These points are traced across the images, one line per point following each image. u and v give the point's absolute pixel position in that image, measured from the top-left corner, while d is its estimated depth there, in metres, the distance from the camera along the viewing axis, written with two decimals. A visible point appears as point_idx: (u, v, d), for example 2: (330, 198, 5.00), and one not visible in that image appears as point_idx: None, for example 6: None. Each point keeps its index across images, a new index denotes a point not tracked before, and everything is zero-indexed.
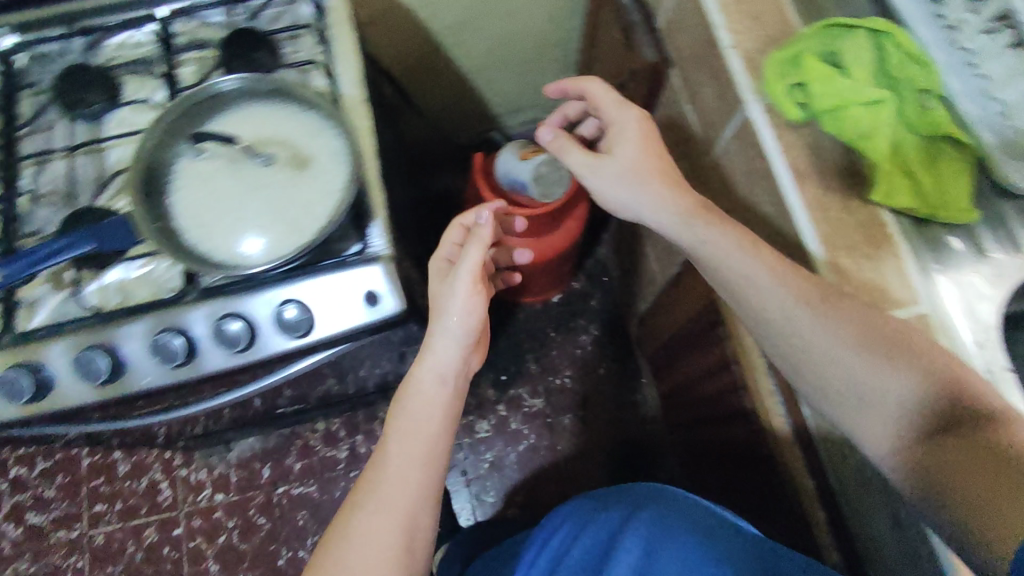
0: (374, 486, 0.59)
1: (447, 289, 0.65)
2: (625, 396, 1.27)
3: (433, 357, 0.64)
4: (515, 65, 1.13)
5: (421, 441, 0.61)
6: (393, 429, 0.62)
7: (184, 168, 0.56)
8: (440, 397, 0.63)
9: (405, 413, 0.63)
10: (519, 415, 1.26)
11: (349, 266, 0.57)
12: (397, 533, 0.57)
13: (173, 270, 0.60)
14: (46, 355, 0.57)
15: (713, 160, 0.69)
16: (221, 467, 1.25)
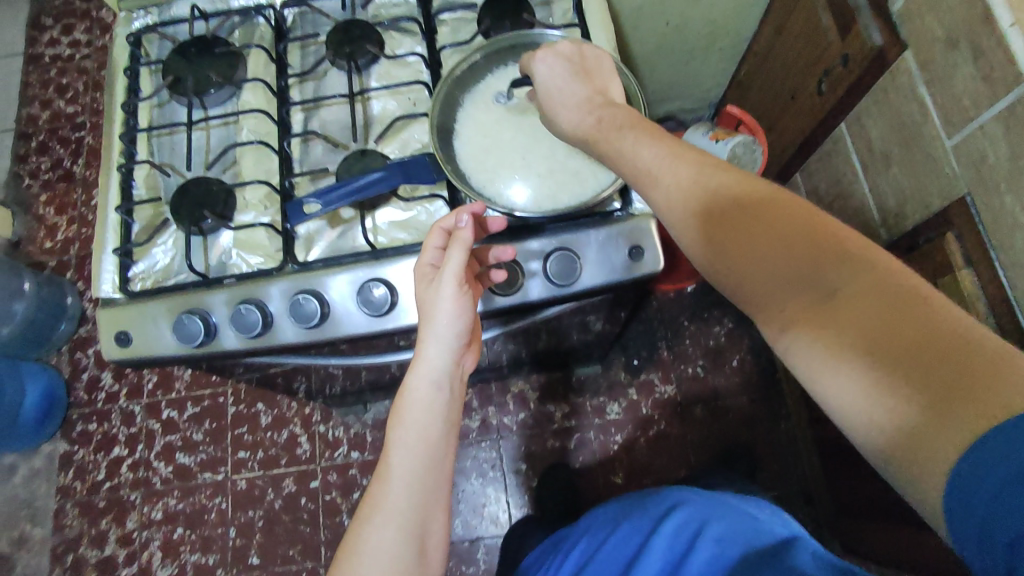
0: (377, 496, 0.54)
1: (433, 290, 0.55)
2: (759, 390, 1.25)
3: (433, 362, 0.55)
4: (683, 52, 1.13)
5: (422, 449, 0.55)
6: (395, 437, 0.55)
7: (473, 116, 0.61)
8: (438, 405, 0.56)
9: (401, 418, 0.55)
10: (649, 401, 1.27)
11: (616, 220, 0.60)
12: (407, 541, 0.53)
13: (441, 213, 0.63)
14: (321, 282, 0.61)
15: (956, 144, 0.67)
16: (357, 426, 1.31)
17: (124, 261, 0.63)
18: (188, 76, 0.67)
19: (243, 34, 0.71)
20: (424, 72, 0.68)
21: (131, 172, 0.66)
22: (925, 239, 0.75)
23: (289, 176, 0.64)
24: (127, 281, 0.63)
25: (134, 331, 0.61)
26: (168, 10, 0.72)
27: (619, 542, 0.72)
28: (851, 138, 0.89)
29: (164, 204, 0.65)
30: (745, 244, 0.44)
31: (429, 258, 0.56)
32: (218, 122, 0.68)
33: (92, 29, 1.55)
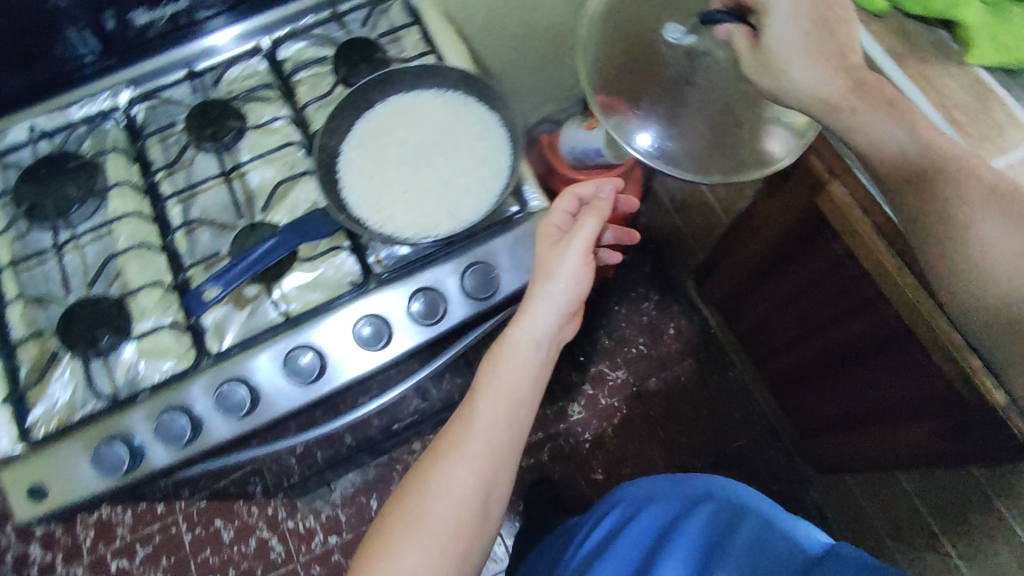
0: (451, 438, 0.59)
1: (560, 248, 0.59)
2: (701, 350, 1.30)
3: (533, 319, 0.59)
4: (536, 59, 1.19)
5: (503, 401, 0.60)
6: (484, 384, 0.61)
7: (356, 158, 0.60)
8: (530, 364, 0.61)
9: (496, 364, 0.61)
10: (606, 391, 1.29)
11: (515, 223, 0.62)
12: (477, 493, 0.58)
13: (347, 262, 0.62)
14: (243, 368, 0.58)
15: None
16: (327, 509, 1.24)
17: (20, 409, 0.57)
18: (47, 198, 0.63)
19: (94, 143, 0.68)
20: (293, 134, 0.67)
21: (2, 313, 0.60)
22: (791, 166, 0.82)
23: (181, 270, 0.61)
24: (26, 430, 0.57)
25: (49, 480, 0.56)
26: (4, 138, 0.68)
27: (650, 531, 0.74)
28: None
29: (50, 336, 0.60)
30: None
31: (557, 224, 0.61)
32: (91, 237, 0.64)
33: None
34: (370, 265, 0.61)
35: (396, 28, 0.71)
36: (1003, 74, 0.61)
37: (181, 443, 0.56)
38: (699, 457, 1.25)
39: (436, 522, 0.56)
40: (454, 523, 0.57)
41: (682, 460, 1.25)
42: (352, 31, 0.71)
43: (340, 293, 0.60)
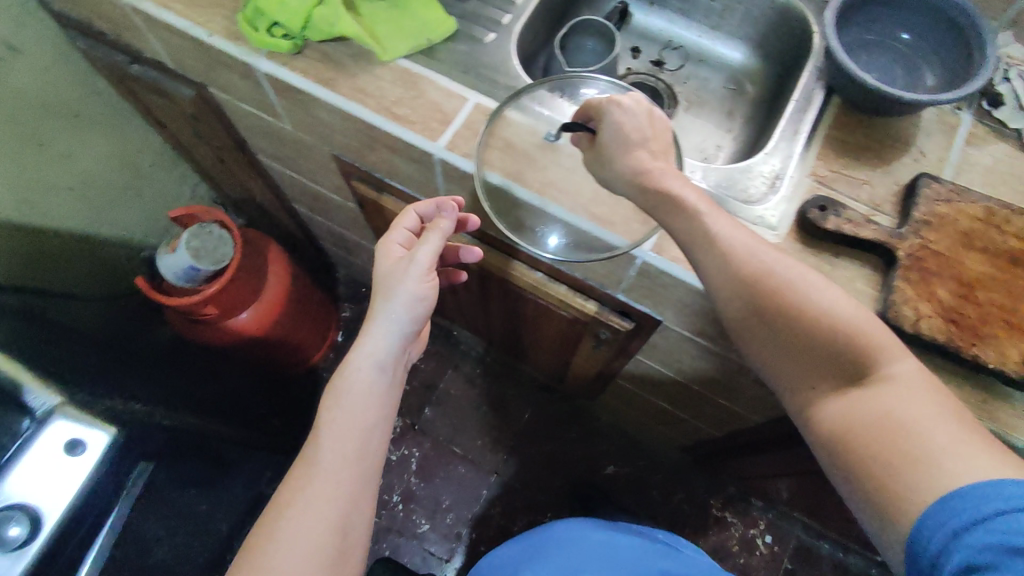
0: (301, 482, 0.54)
1: (401, 263, 0.60)
2: (455, 356, 1.33)
3: (375, 340, 0.58)
4: (123, 193, 1.06)
5: (355, 435, 0.56)
6: (329, 418, 0.56)
7: None
8: (378, 394, 0.58)
9: (344, 391, 0.57)
10: (392, 445, 1.26)
11: (19, 444, 0.49)
12: (329, 533, 0.53)
13: None
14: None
15: (292, 129, 0.76)
16: None
17: None
18: None
19: None
20: None
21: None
22: (356, 195, 0.82)
23: None
24: None
25: None
26: None
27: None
28: (276, 162, 0.92)
29: None
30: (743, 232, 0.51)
31: (386, 258, 0.61)
32: None
33: None
34: None
35: None
36: (423, 53, 0.66)
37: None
38: (502, 449, 1.27)
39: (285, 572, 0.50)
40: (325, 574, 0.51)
41: (488, 461, 1.26)
42: None
43: None
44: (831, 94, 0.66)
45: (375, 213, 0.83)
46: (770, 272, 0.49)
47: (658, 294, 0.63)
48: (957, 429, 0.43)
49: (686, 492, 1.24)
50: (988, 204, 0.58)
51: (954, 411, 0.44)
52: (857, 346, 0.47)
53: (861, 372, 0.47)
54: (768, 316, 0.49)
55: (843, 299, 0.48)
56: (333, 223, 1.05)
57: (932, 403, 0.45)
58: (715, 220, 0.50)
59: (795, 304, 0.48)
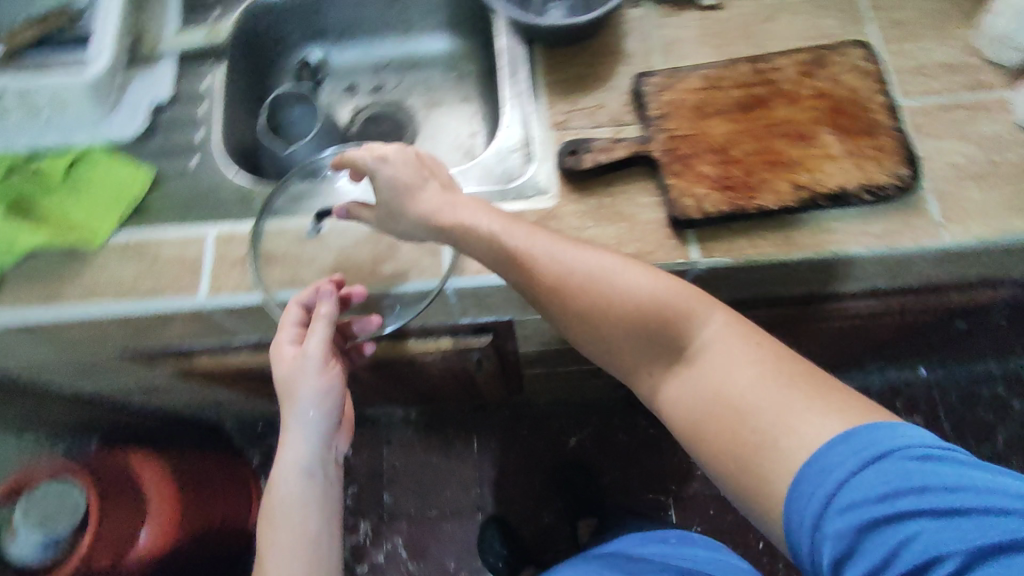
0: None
1: (295, 363, 0.53)
2: (382, 430, 1.29)
3: (294, 448, 0.52)
4: None
5: (303, 551, 0.49)
6: (275, 540, 0.50)
7: None
8: (322, 498, 0.52)
9: (283, 508, 0.50)
10: (374, 548, 1.21)
11: None
12: None
13: None
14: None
15: (58, 355, 0.67)
16: None
17: None
18: None
19: None
20: None
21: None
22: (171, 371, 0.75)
23: None
24: None
25: None
26: None
27: None
28: (81, 382, 0.83)
29: None
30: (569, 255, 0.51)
31: (281, 366, 0.54)
32: None
33: None
34: None
35: None
36: (138, 215, 0.60)
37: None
38: (472, 485, 1.25)
39: None
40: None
41: (466, 503, 1.24)
42: None
43: None
44: (531, 44, 0.68)
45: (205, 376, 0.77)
46: (580, 278, 0.48)
47: (490, 303, 0.63)
48: (791, 388, 0.43)
49: (646, 418, 1.27)
50: (703, 74, 0.63)
51: (784, 367, 0.44)
52: (676, 326, 0.47)
53: (687, 348, 0.47)
54: (590, 322, 0.49)
55: (656, 284, 0.48)
56: (178, 397, 0.96)
57: (759, 366, 0.45)
58: (517, 236, 0.50)
59: (612, 303, 0.48)
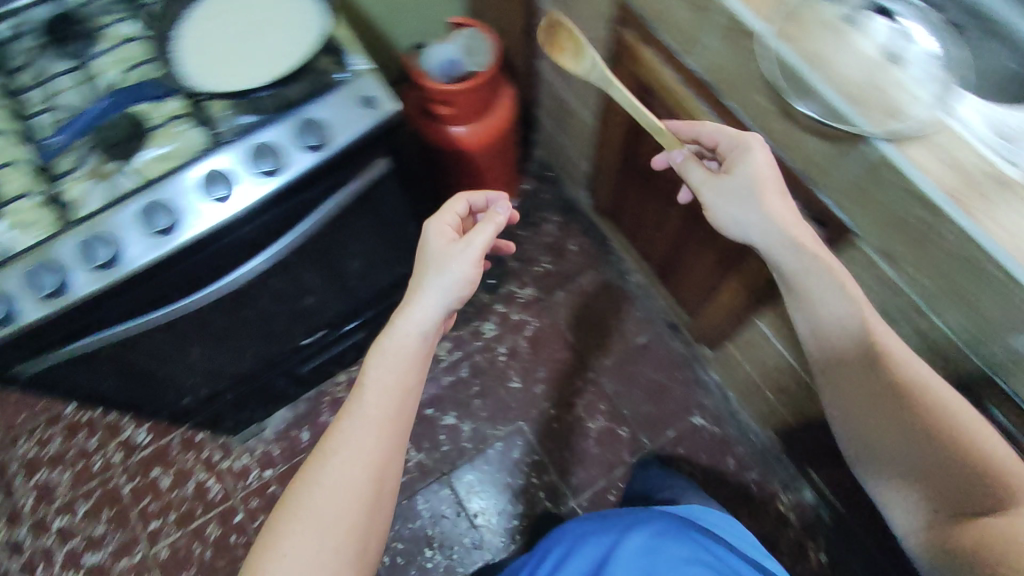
0: (326, 484, 0.60)
1: (458, 247, 0.70)
2: (600, 260, 1.40)
3: (379, 391, 0.65)
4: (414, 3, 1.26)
5: (387, 397, 0.65)
6: (357, 403, 0.64)
7: (186, 30, 0.70)
8: (405, 368, 0.67)
9: (360, 401, 0.64)
10: (515, 307, 1.37)
11: (341, 83, 0.69)
12: (366, 479, 0.61)
13: (178, 126, 0.70)
14: (54, 252, 0.64)
15: None
16: (262, 446, 1.29)
17: None
18: None
19: None
20: (142, 32, 0.74)
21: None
22: (619, 33, 0.89)
23: (41, 144, 0.68)
24: None
25: None
26: None
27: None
28: (548, 6, 1.05)
29: None
30: (911, 439, 0.64)
31: (433, 237, 0.72)
32: None
33: None
34: (217, 129, 0.69)
35: None
36: None
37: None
38: (609, 354, 1.33)
39: (317, 498, 0.60)
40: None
41: (591, 360, 1.32)
42: None
43: (189, 154, 0.68)
44: None
45: (620, 60, 0.92)
46: (881, 451, 0.67)
47: (870, 197, 0.65)
48: (974, 542, 0.56)
49: (761, 479, 1.23)
50: None
51: (987, 526, 0.56)
52: (971, 494, 0.60)
53: (970, 509, 0.59)
54: (920, 476, 0.64)
55: (931, 459, 0.63)
56: (566, 82, 1.15)
57: (960, 531, 0.58)
58: (854, 425, 0.69)
59: (891, 445, 0.66)
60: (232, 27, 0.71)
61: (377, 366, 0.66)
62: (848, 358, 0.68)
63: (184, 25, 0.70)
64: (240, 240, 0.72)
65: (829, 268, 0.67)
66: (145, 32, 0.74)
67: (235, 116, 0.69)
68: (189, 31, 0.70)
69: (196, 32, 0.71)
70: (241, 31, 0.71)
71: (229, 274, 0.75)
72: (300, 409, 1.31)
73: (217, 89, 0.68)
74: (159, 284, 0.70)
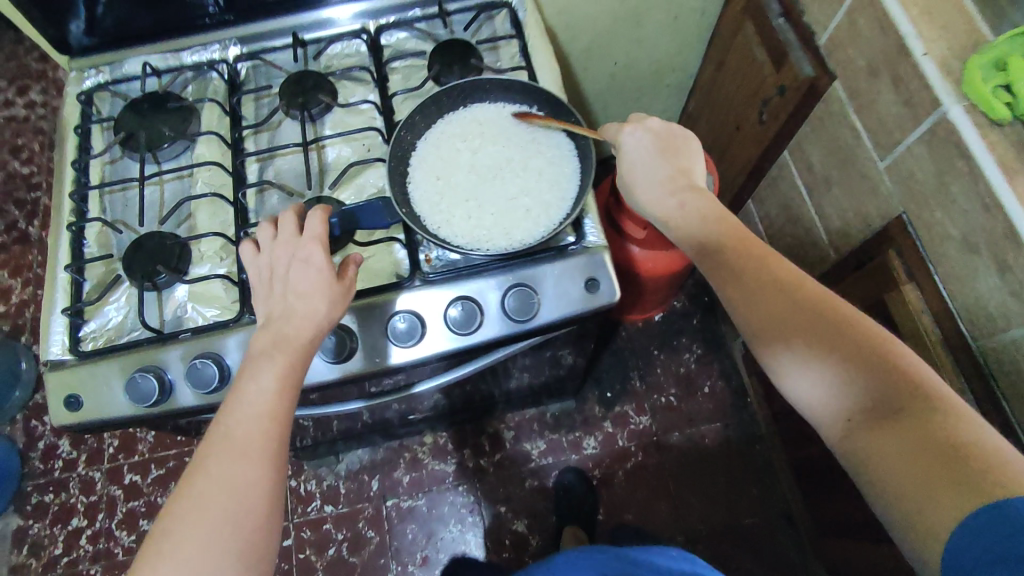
0: (201, 514, 0.48)
1: (314, 271, 0.55)
2: (731, 414, 1.25)
3: (258, 395, 0.52)
4: (634, 88, 1.17)
5: (261, 417, 0.52)
6: (230, 432, 0.51)
7: (429, 143, 0.62)
8: (282, 391, 0.53)
9: (220, 428, 0.51)
10: (625, 432, 1.26)
11: (568, 255, 0.61)
12: (244, 512, 0.48)
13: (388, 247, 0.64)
14: (223, 346, 0.60)
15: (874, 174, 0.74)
16: (332, 480, 1.26)
17: (74, 322, 0.61)
18: (142, 131, 0.68)
19: (197, 89, 0.72)
20: (376, 119, 0.69)
21: (83, 198, 0.67)
22: (879, 250, 0.75)
23: (242, 227, 0.64)
24: (77, 341, 0.61)
25: (85, 392, 0.59)
26: (120, 68, 0.73)
27: None
28: (795, 164, 0.91)
29: (116, 259, 0.64)
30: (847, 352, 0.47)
31: (299, 272, 0.55)
32: (171, 175, 0.68)
33: (47, 90, 1.64)
34: (420, 261, 0.63)
35: (501, 37, 0.72)
36: None
37: (148, 402, 0.58)
38: (707, 523, 1.19)
39: (186, 543, 0.47)
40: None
41: (686, 522, 1.20)
42: (453, 31, 0.73)
43: (385, 283, 0.62)
44: None
45: (872, 274, 0.76)
46: (792, 349, 0.49)
47: None
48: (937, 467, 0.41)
49: None
50: None
51: (939, 431, 0.42)
52: (886, 383, 0.45)
53: (887, 399, 0.45)
54: (825, 386, 0.48)
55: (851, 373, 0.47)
56: (776, 238, 1.01)
57: (903, 443, 0.43)
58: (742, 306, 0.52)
59: (802, 331, 0.48)
60: (479, 157, 0.62)
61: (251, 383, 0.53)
62: (746, 265, 0.52)
63: (431, 137, 0.62)
64: (403, 376, 0.65)
65: (717, 210, 0.56)
66: (379, 117, 0.68)
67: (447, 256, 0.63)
68: (434, 146, 0.62)
69: (440, 147, 0.62)
70: (487, 164, 0.61)
71: (376, 398, 0.68)
72: (378, 456, 1.26)
73: (437, 229, 0.59)
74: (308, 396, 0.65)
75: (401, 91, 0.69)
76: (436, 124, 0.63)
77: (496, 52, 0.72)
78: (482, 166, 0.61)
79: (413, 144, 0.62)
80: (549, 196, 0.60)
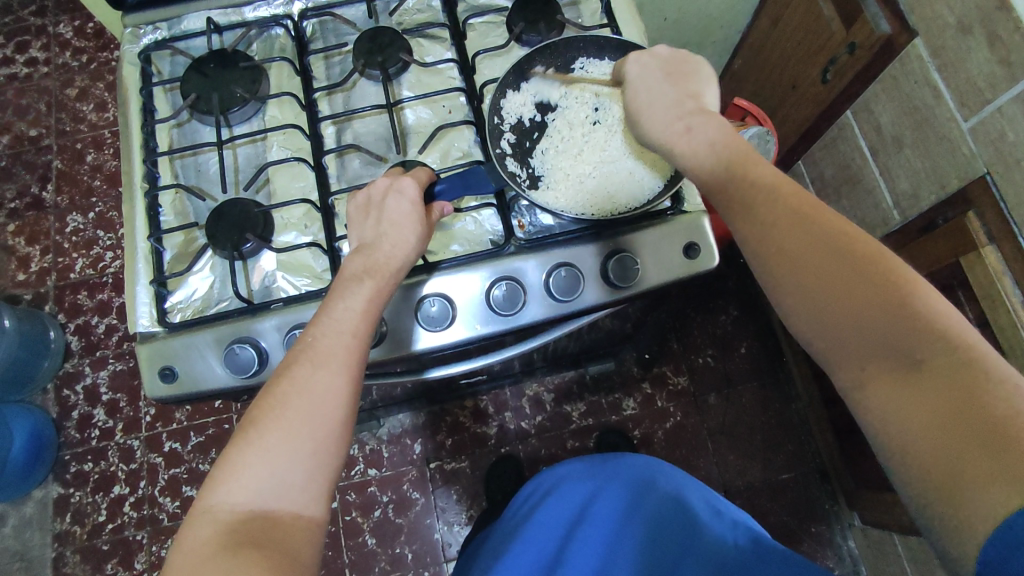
0: (279, 417, 0.46)
1: (411, 209, 0.54)
2: (768, 374, 1.28)
3: (345, 313, 0.50)
4: (680, 46, 1.13)
5: (349, 328, 0.49)
6: (318, 342, 0.49)
7: (524, 106, 0.62)
8: (370, 307, 0.51)
9: (309, 336, 0.49)
10: (664, 393, 1.28)
11: (671, 220, 0.61)
12: (321, 421, 0.46)
13: (481, 211, 0.62)
14: None
15: (958, 135, 0.73)
16: (374, 444, 1.26)
17: (160, 293, 0.60)
18: (212, 93, 0.65)
19: (263, 48, 0.69)
20: (456, 79, 0.67)
21: (154, 164, 0.64)
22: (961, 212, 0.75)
23: (328, 193, 0.62)
24: (164, 313, 0.60)
25: (179, 362, 0.58)
26: (179, 24, 0.70)
27: (542, 543, 0.73)
28: (859, 125, 0.89)
29: (196, 228, 0.62)
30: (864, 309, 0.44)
31: (392, 204, 0.54)
32: (244, 140, 0.65)
33: (48, 45, 1.55)
34: (514, 227, 0.62)
35: None
36: None
37: (248, 373, 0.57)
38: (745, 477, 1.23)
39: (265, 444, 0.45)
40: (282, 533, 0.43)
41: (725, 477, 1.24)
42: None
43: (481, 249, 0.61)
44: None
45: (947, 235, 0.77)
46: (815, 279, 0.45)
47: None
48: (1004, 456, 0.37)
49: None
50: None
51: (992, 411, 0.38)
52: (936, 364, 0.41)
53: (919, 357, 0.42)
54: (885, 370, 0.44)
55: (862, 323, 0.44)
56: (833, 201, 1.01)
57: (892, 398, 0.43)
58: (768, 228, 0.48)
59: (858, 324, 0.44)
60: (575, 116, 0.61)
61: (338, 297, 0.50)
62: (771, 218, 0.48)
63: (525, 100, 0.62)
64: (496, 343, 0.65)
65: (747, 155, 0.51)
66: (462, 79, 0.66)
67: (543, 223, 0.62)
68: (528, 108, 0.62)
69: (535, 110, 0.62)
70: (583, 122, 0.61)
71: (460, 364, 0.68)
72: (420, 419, 1.27)
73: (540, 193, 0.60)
74: (399, 363, 0.64)
75: (483, 51, 0.66)
76: (530, 87, 0.62)
77: (577, 10, 0.69)
78: (580, 125, 0.61)
79: (507, 105, 0.62)
80: (650, 159, 0.60)
